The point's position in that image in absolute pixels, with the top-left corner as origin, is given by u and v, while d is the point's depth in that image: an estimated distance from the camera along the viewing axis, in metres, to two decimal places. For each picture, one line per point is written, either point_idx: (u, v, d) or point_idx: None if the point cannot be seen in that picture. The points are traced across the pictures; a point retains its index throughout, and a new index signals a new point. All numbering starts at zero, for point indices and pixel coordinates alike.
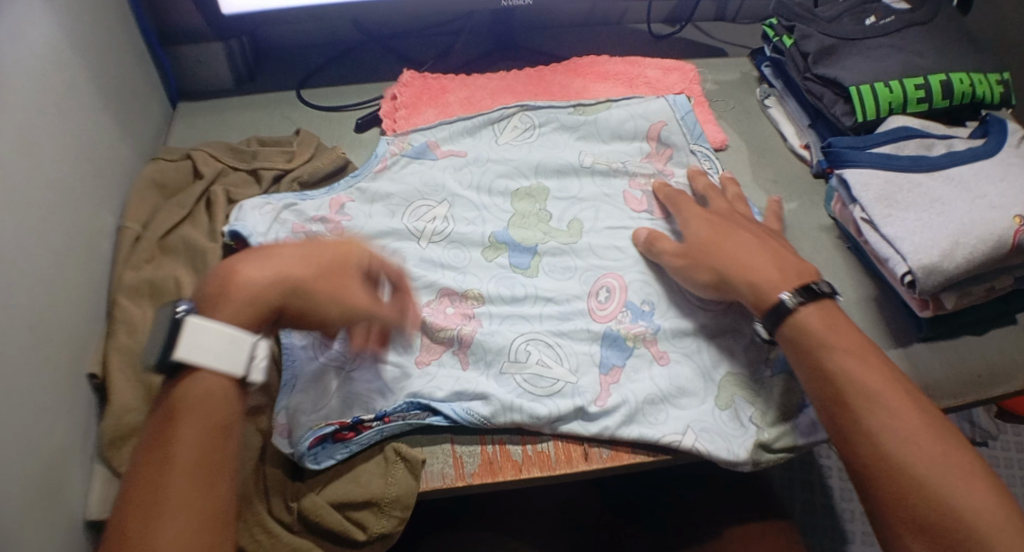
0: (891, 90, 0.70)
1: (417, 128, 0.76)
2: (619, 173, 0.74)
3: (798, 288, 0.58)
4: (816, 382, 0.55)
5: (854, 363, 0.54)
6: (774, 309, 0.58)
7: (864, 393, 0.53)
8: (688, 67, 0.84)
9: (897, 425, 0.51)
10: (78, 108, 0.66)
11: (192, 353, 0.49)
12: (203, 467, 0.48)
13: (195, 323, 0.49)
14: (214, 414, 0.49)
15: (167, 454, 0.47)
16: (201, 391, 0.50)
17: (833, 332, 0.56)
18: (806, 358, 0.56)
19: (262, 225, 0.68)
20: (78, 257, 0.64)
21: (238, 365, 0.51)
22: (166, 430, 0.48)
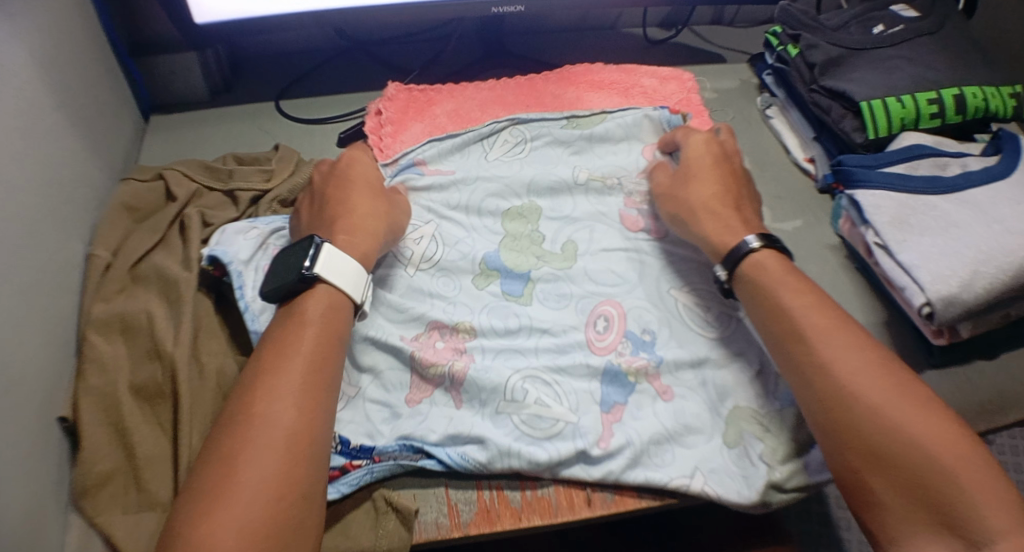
0: (903, 105, 0.67)
1: (404, 148, 0.71)
2: (614, 191, 0.70)
3: (760, 234, 0.59)
4: (769, 320, 0.56)
5: (807, 301, 0.55)
6: (734, 250, 0.59)
7: (817, 329, 0.54)
8: (687, 75, 0.80)
9: (851, 358, 0.52)
10: (42, 128, 0.61)
11: (331, 275, 0.55)
12: (318, 371, 0.52)
13: (331, 248, 0.56)
14: (330, 325, 0.54)
15: (282, 353, 0.52)
16: (323, 307, 0.55)
17: (786, 277, 0.57)
18: (762, 298, 0.57)
19: (244, 251, 0.63)
20: (44, 291, 0.59)
21: (359, 291, 0.57)
22: (287, 336, 0.53)
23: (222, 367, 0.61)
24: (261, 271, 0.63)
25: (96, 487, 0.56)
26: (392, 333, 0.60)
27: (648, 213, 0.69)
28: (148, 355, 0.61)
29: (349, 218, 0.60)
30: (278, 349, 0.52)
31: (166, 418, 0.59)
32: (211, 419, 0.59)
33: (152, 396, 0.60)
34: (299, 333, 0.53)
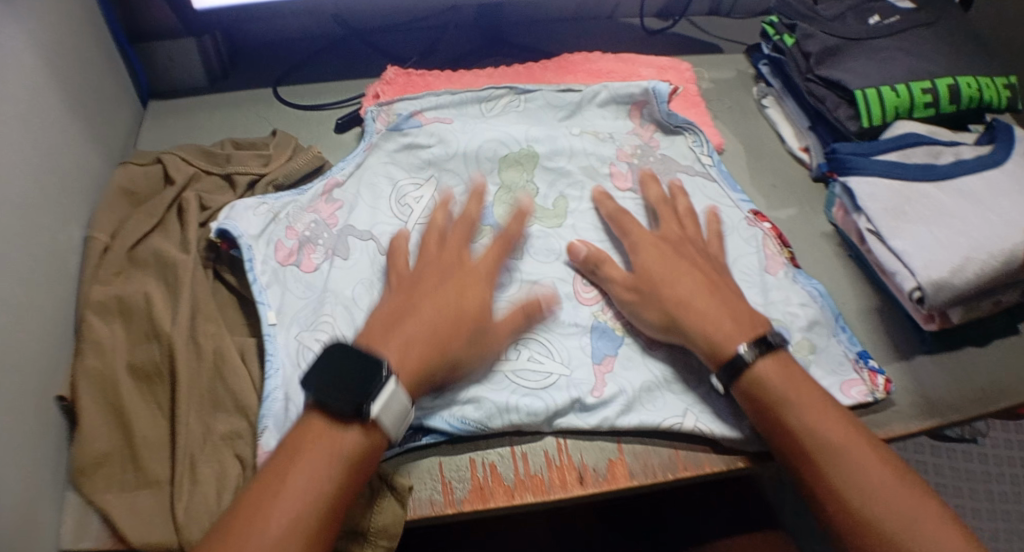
0: (897, 94, 0.68)
1: (403, 97, 0.73)
2: (606, 144, 0.73)
3: (754, 341, 0.55)
4: (773, 437, 0.53)
5: (814, 415, 0.52)
6: (728, 363, 0.55)
7: (826, 446, 0.51)
8: (683, 66, 0.80)
9: (865, 479, 0.50)
10: (42, 113, 0.62)
11: (384, 414, 0.49)
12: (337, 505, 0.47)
13: (395, 388, 0.49)
14: (360, 455, 0.49)
15: (286, 477, 0.47)
16: (363, 444, 0.49)
17: (794, 387, 0.54)
18: (766, 415, 0.54)
19: (255, 227, 0.64)
20: (44, 274, 0.60)
21: (398, 431, 0.50)
22: (313, 458, 0.47)
23: (218, 348, 0.61)
24: (271, 245, 0.64)
25: (94, 466, 0.57)
26: None
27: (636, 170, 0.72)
28: (145, 336, 0.61)
29: (400, 324, 0.53)
30: (281, 469, 0.47)
31: (162, 399, 0.60)
32: (207, 398, 0.60)
33: (149, 377, 0.60)
34: (305, 459, 0.47)
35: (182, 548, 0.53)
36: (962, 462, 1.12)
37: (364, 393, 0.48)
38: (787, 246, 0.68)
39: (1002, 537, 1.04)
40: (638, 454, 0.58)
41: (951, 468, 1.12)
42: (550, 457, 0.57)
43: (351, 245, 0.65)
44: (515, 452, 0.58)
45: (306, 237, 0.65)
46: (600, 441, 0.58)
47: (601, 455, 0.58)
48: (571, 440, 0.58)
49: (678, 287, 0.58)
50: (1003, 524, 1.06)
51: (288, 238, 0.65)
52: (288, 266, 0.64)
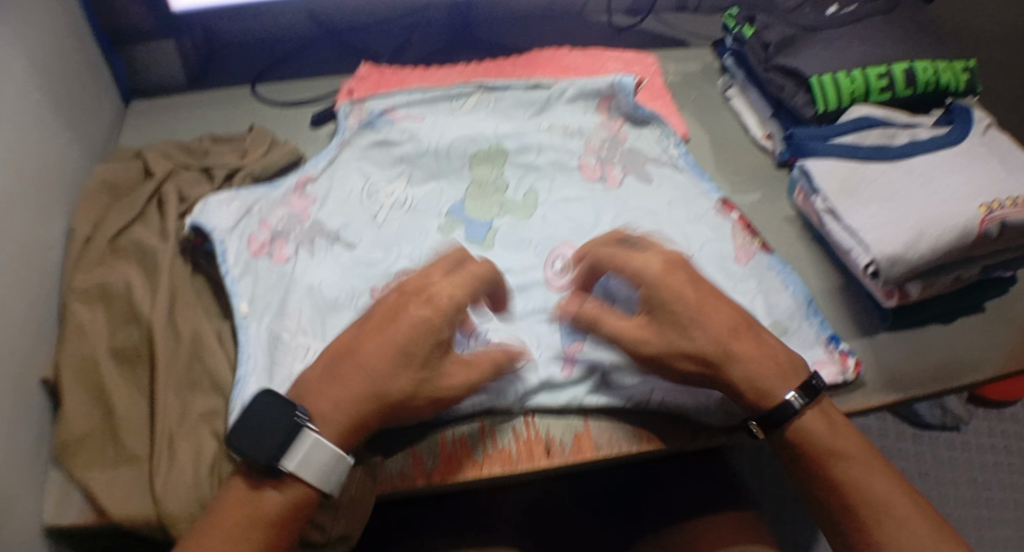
0: (852, 80, 0.71)
1: (375, 95, 0.73)
2: (575, 136, 0.72)
3: (800, 390, 0.53)
4: (817, 488, 0.53)
5: (861, 470, 0.52)
6: (778, 413, 0.53)
7: (870, 503, 0.51)
8: (649, 59, 0.83)
9: (910, 541, 0.49)
10: (26, 109, 0.64)
11: (303, 468, 0.48)
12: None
13: (315, 440, 0.48)
14: (284, 513, 0.49)
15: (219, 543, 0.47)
16: (283, 503, 0.49)
17: (841, 438, 0.53)
18: (810, 465, 0.53)
19: (227, 222, 0.65)
20: (26, 262, 0.61)
21: (330, 481, 0.50)
22: (230, 516, 0.48)
23: (196, 330, 0.63)
24: (244, 239, 0.65)
25: (75, 444, 0.58)
26: (362, 292, 0.63)
27: (605, 161, 0.71)
28: (126, 320, 0.63)
29: (340, 371, 0.51)
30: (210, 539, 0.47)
31: (143, 381, 0.61)
32: (186, 377, 0.61)
33: (131, 360, 0.62)
34: (234, 529, 0.47)
35: (160, 520, 0.54)
36: (945, 452, 1.09)
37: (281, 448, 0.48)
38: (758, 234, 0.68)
39: (987, 525, 1.02)
40: (604, 426, 0.59)
41: (933, 457, 1.09)
42: (517, 431, 0.58)
43: (320, 243, 0.65)
44: (483, 427, 0.58)
45: (278, 230, 0.66)
46: (566, 415, 0.59)
47: (567, 428, 0.59)
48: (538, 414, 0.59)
49: (711, 322, 0.53)
50: (987, 513, 1.04)
51: (260, 232, 0.65)
52: (260, 258, 0.64)
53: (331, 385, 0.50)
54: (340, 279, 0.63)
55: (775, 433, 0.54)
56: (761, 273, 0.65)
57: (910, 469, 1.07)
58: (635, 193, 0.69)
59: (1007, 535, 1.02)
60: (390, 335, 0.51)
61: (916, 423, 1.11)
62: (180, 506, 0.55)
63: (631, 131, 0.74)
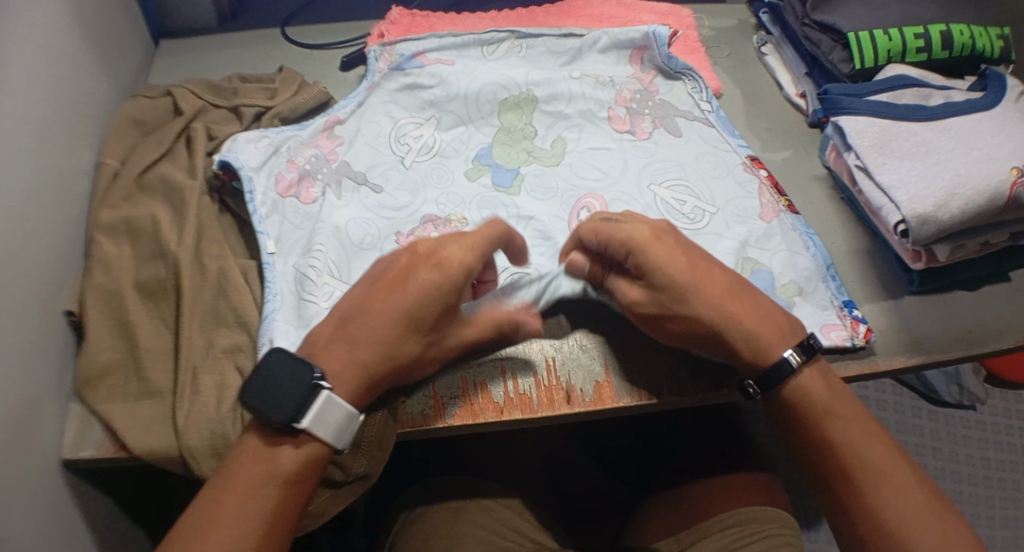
0: (890, 38, 0.70)
1: (405, 38, 0.72)
2: (606, 86, 0.71)
3: (799, 348, 0.53)
4: (813, 451, 0.53)
5: (857, 432, 0.52)
6: (776, 371, 0.53)
7: (866, 466, 0.51)
8: (684, 12, 0.82)
9: (902, 503, 0.50)
10: (56, 40, 0.64)
11: (317, 426, 0.48)
12: (277, 518, 0.48)
13: (329, 399, 0.48)
14: (302, 469, 0.49)
15: (230, 490, 0.47)
16: (299, 459, 0.48)
17: (839, 400, 0.53)
18: (805, 428, 0.53)
19: (255, 159, 0.64)
20: (55, 193, 0.62)
21: (344, 439, 0.49)
22: (249, 472, 0.47)
23: (221, 267, 0.63)
24: (272, 177, 0.65)
25: (100, 373, 0.59)
26: (389, 234, 0.63)
27: (634, 113, 0.70)
28: (151, 255, 0.63)
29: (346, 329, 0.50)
30: (223, 487, 0.47)
31: (168, 316, 0.62)
32: (210, 314, 0.62)
33: (155, 294, 0.62)
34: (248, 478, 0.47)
35: (181, 453, 0.56)
36: (960, 429, 1.09)
37: (296, 407, 0.47)
38: (785, 194, 0.67)
39: (997, 505, 1.02)
40: (624, 377, 0.58)
41: (948, 434, 1.08)
42: (539, 377, 0.58)
43: (347, 185, 0.65)
44: (504, 372, 0.58)
45: (306, 170, 0.66)
46: (588, 363, 0.59)
47: (588, 377, 0.58)
48: (560, 360, 0.59)
49: (707, 288, 0.52)
50: (998, 492, 1.03)
51: (288, 171, 0.65)
52: (287, 197, 0.64)
53: (332, 347, 0.49)
54: (366, 219, 0.64)
55: (769, 394, 0.54)
56: (785, 232, 0.64)
57: (923, 446, 1.06)
58: (664, 145, 0.69)
59: (1017, 514, 1.01)
60: (398, 300, 0.50)
61: (933, 401, 1.10)
62: (203, 440, 0.56)
63: (662, 83, 0.73)
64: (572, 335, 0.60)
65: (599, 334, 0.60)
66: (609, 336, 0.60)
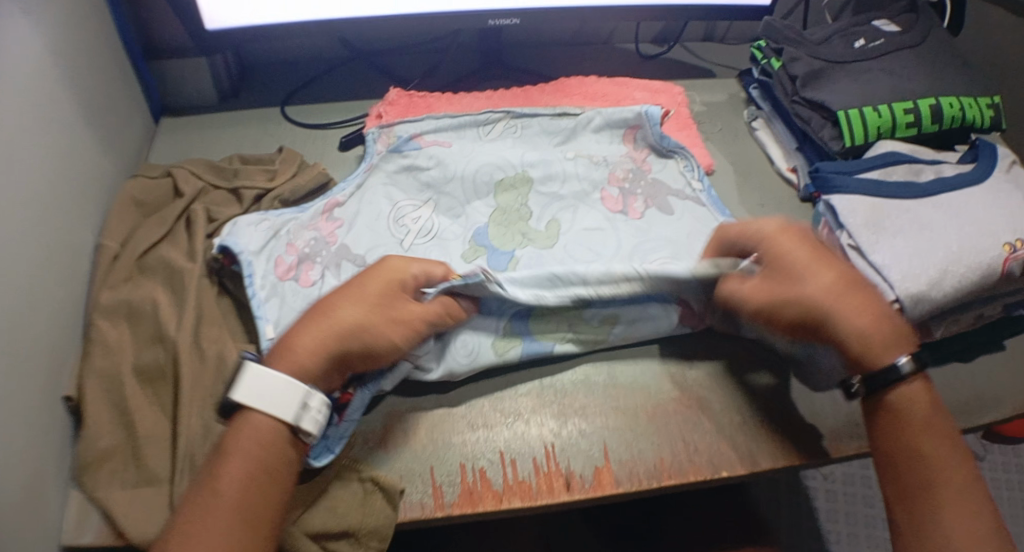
0: (879, 115, 0.71)
1: (403, 120, 0.75)
2: (600, 166, 0.73)
3: (914, 356, 0.55)
4: (900, 463, 0.54)
5: (946, 453, 0.53)
6: (886, 372, 0.54)
7: (950, 486, 0.52)
8: (676, 89, 0.83)
9: (974, 525, 0.51)
10: (62, 127, 0.65)
11: (248, 396, 0.52)
12: (253, 511, 0.50)
13: (256, 370, 0.53)
14: (261, 455, 0.51)
15: (214, 489, 0.50)
16: (260, 438, 0.52)
17: (937, 416, 0.55)
18: (898, 433, 0.54)
19: (255, 243, 0.65)
20: (56, 277, 0.62)
21: (291, 411, 0.52)
22: (235, 469, 0.50)
23: (221, 352, 0.63)
24: (272, 261, 0.65)
25: (97, 462, 0.58)
26: None
27: (629, 193, 0.72)
28: (152, 339, 0.63)
29: (329, 318, 0.55)
30: (204, 481, 0.50)
31: (167, 400, 0.62)
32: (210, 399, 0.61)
33: (155, 379, 0.62)
34: (224, 466, 0.51)
35: None
36: None
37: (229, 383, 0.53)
38: None
39: None
40: (624, 461, 0.58)
41: None
42: (538, 464, 0.58)
43: (344, 268, 0.66)
44: (503, 458, 0.58)
45: (305, 253, 0.66)
46: (588, 449, 0.59)
47: (587, 462, 0.58)
48: (558, 445, 0.59)
49: (818, 278, 0.56)
50: None
51: (287, 254, 0.66)
52: (286, 280, 0.65)
53: (299, 325, 0.55)
54: None
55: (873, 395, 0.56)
56: None
57: None
58: (658, 224, 0.70)
59: None
60: (358, 289, 0.56)
61: None
62: None
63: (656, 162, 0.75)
64: (571, 419, 0.60)
65: (599, 418, 0.60)
66: (609, 419, 0.60)
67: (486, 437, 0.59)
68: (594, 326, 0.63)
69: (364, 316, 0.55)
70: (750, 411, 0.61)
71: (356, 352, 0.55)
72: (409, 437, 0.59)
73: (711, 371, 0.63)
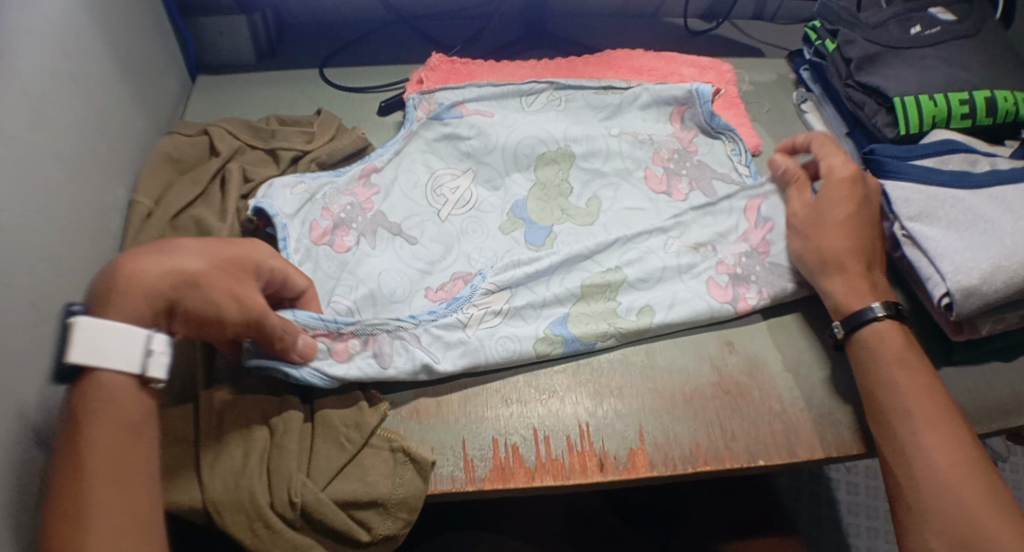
0: (935, 103, 0.69)
1: (444, 87, 0.73)
2: (645, 145, 0.72)
3: (886, 302, 0.58)
4: (875, 392, 0.56)
5: (919, 383, 0.55)
6: (856, 315, 0.58)
7: (922, 412, 0.53)
8: (725, 67, 0.82)
9: (944, 444, 0.52)
10: (95, 79, 0.64)
11: (86, 355, 0.46)
12: (131, 474, 0.46)
13: (85, 326, 0.46)
14: (123, 414, 0.47)
15: (80, 463, 0.45)
16: (118, 400, 0.47)
17: (908, 350, 0.57)
18: (871, 368, 0.57)
19: (290, 206, 0.64)
20: (88, 231, 0.61)
21: (137, 362, 0.48)
22: (101, 432, 0.46)
23: None
24: (306, 224, 0.64)
25: None
26: (418, 286, 0.63)
27: (672, 174, 0.71)
28: None
29: (167, 264, 0.49)
30: (67, 453, 0.45)
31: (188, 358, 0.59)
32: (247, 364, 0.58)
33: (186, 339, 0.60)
34: (88, 435, 0.46)
35: (207, 523, 0.52)
36: None
37: (63, 346, 0.46)
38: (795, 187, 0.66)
39: None
40: (659, 444, 0.57)
41: None
42: (572, 442, 0.57)
43: (378, 234, 0.65)
44: (537, 435, 0.57)
45: (341, 218, 0.65)
46: (623, 430, 0.58)
47: (622, 443, 0.57)
48: (594, 425, 0.58)
49: (834, 240, 0.61)
50: None
51: (322, 218, 0.65)
52: (321, 245, 0.64)
53: (144, 260, 0.49)
54: (399, 273, 0.63)
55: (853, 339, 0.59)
56: (770, 270, 0.64)
57: None
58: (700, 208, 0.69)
59: None
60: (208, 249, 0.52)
61: None
62: (229, 492, 0.52)
63: (703, 144, 0.74)
64: (607, 400, 0.59)
65: (634, 399, 0.59)
66: (644, 400, 0.59)
67: (520, 413, 0.59)
68: (631, 319, 0.62)
69: (207, 269, 0.50)
70: (789, 401, 0.59)
71: (195, 314, 0.49)
72: (441, 408, 0.59)
73: (751, 357, 0.62)
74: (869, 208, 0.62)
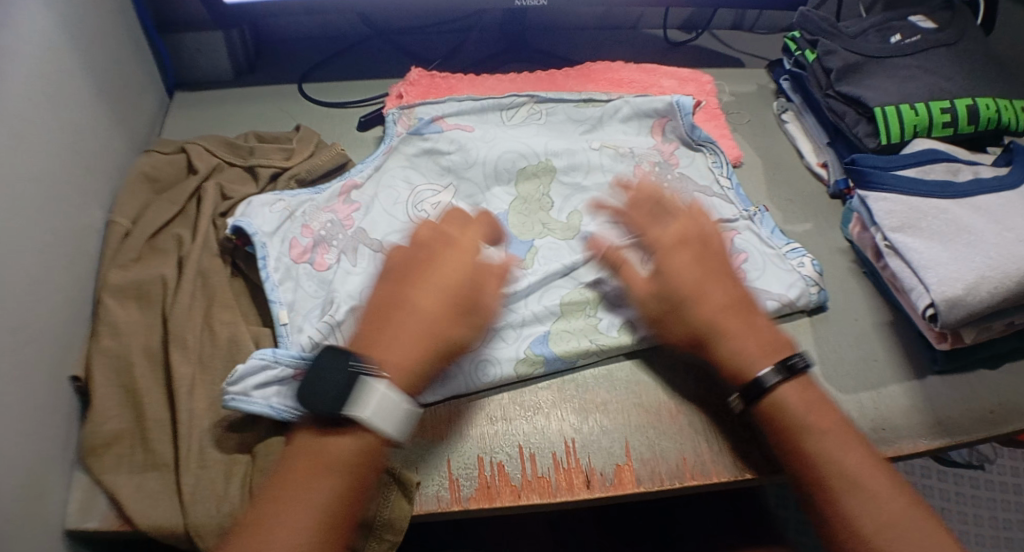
0: (916, 112, 0.69)
1: (424, 102, 0.73)
2: (627, 158, 0.72)
3: (777, 362, 0.53)
4: (794, 463, 0.52)
5: (832, 442, 0.51)
6: (752, 387, 0.53)
7: (846, 477, 0.49)
8: (705, 78, 0.82)
9: (875, 511, 0.48)
10: (72, 96, 0.63)
11: (368, 418, 0.50)
12: (332, 530, 0.49)
13: (383, 391, 0.51)
14: (361, 471, 0.51)
15: (279, 499, 0.49)
16: (358, 449, 0.51)
17: (817, 410, 0.52)
18: (785, 437, 0.52)
19: (269, 224, 0.64)
20: (64, 252, 0.60)
21: (401, 430, 0.52)
22: (318, 487, 0.50)
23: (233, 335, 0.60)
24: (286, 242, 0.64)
25: (103, 448, 0.55)
26: None
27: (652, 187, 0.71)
28: (161, 320, 0.60)
29: (395, 331, 0.54)
30: (276, 489, 0.50)
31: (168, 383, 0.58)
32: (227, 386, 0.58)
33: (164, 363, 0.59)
34: (314, 483, 0.49)
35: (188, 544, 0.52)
36: (968, 489, 1.07)
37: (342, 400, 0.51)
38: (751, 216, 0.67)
39: None
40: (646, 460, 0.56)
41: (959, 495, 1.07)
42: (558, 460, 0.56)
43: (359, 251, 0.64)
44: (523, 453, 0.57)
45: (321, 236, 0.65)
46: (609, 447, 0.57)
47: (608, 459, 0.56)
48: (580, 442, 0.57)
49: (712, 295, 0.56)
50: None
51: (302, 235, 0.65)
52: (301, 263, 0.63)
53: (388, 333, 0.54)
54: None
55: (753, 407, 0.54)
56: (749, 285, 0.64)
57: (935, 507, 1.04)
58: None
59: None
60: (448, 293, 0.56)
61: (943, 460, 1.09)
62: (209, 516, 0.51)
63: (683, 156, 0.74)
64: (592, 415, 0.59)
65: (620, 415, 0.59)
66: (630, 416, 0.59)
67: (506, 430, 0.58)
68: (613, 336, 0.61)
69: (433, 316, 0.55)
70: None
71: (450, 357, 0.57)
72: (424, 427, 0.58)
73: None
74: (715, 256, 0.58)
